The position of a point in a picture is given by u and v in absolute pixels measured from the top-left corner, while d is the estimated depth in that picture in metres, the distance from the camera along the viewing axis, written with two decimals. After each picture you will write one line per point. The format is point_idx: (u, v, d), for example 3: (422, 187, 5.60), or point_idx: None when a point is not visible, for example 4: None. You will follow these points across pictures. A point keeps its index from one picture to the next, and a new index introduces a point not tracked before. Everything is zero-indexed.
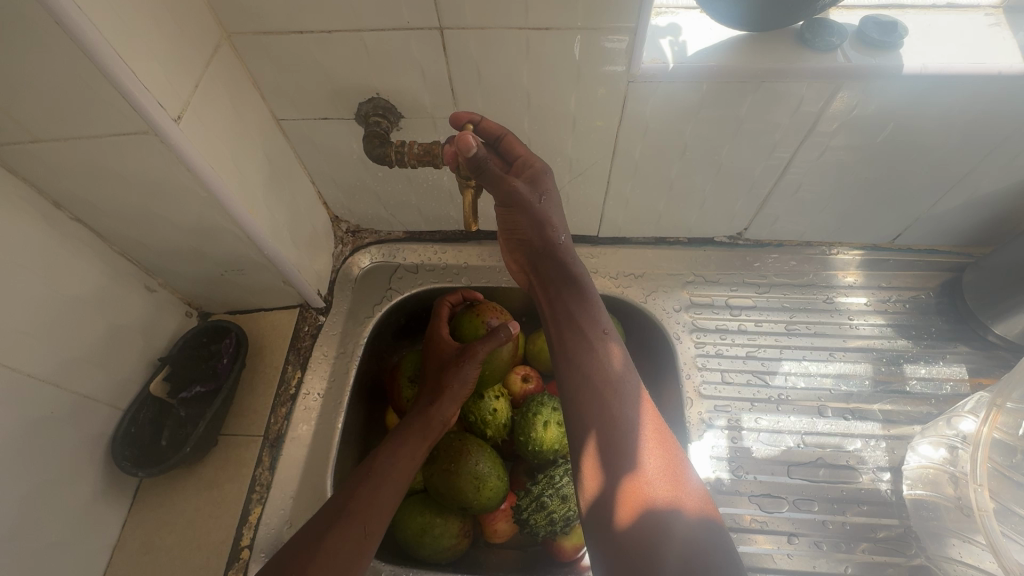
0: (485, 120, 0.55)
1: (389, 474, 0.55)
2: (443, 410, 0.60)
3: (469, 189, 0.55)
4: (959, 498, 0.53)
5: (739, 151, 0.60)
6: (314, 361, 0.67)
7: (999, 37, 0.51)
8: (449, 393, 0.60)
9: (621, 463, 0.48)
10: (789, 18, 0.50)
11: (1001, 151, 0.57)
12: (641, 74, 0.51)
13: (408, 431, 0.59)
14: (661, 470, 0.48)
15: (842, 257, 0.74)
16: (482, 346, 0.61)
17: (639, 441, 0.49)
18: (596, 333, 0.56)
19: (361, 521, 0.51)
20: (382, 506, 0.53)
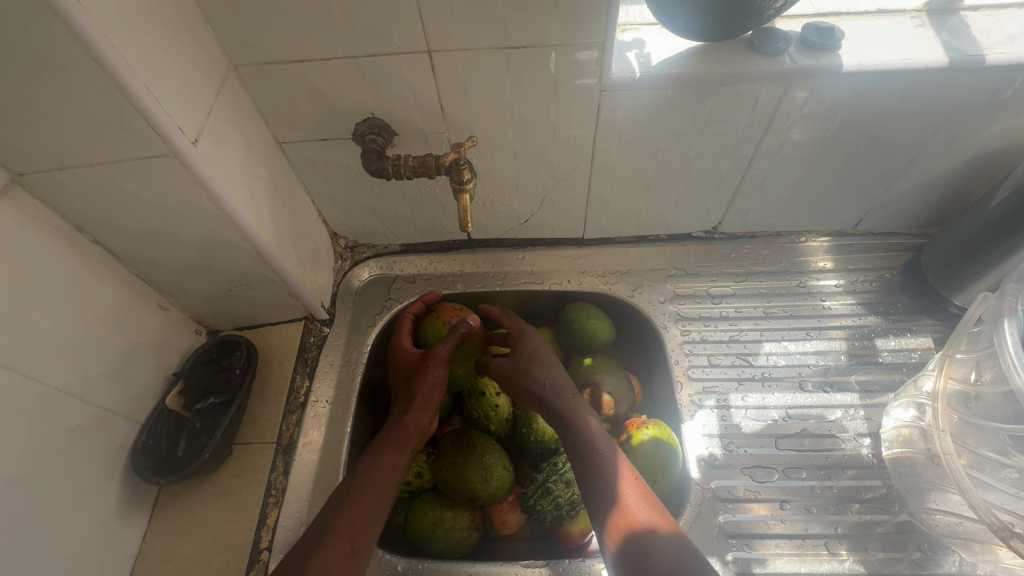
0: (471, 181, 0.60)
1: (369, 487, 0.55)
2: (419, 417, 0.62)
3: (463, 194, 0.58)
4: (930, 451, 0.56)
5: (706, 151, 0.66)
6: (321, 370, 0.70)
7: (925, 36, 0.58)
8: (421, 401, 0.62)
9: (610, 495, 0.52)
10: (738, 26, 0.56)
11: (940, 136, 0.63)
12: (611, 83, 0.56)
13: (385, 441, 0.60)
14: (643, 499, 0.52)
15: (812, 245, 0.80)
16: (442, 347, 0.63)
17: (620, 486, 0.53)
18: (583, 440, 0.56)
19: (347, 537, 0.52)
20: (369, 518, 0.54)
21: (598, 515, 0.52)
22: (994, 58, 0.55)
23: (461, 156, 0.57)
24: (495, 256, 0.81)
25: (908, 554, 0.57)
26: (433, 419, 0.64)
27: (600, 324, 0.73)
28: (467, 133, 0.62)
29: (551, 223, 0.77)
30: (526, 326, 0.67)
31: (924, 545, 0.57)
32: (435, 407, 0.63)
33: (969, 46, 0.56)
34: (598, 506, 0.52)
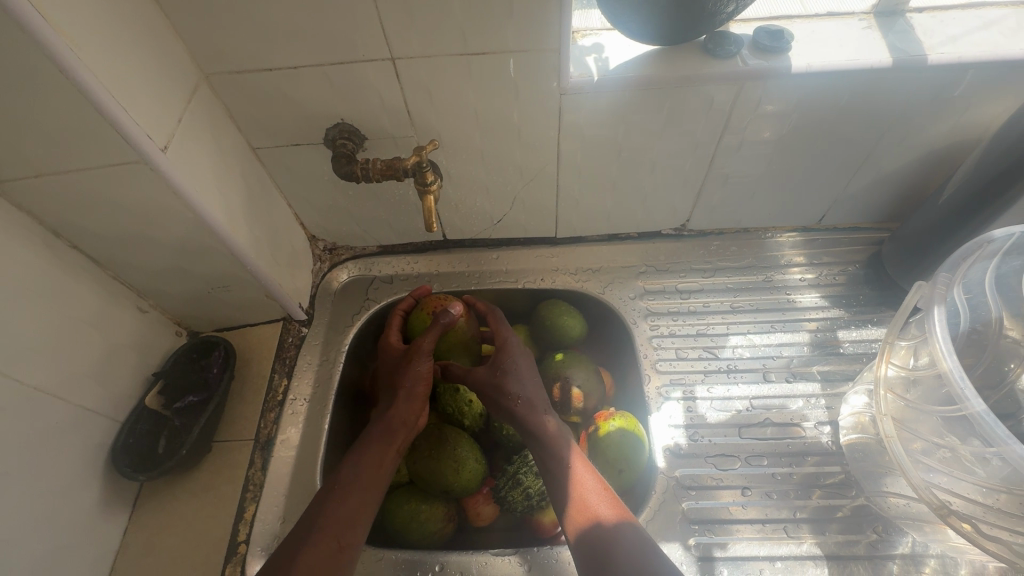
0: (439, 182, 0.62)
1: (354, 485, 0.56)
2: (406, 413, 0.62)
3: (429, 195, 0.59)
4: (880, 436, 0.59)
5: (668, 151, 0.68)
6: (300, 369, 0.72)
7: (871, 38, 0.60)
8: (407, 398, 0.62)
9: (578, 501, 0.56)
10: (690, 31, 0.58)
11: (892, 133, 0.66)
12: (570, 87, 0.59)
13: (370, 439, 0.61)
14: (608, 501, 0.56)
15: (778, 240, 0.82)
16: (425, 342, 0.65)
17: (581, 484, 0.57)
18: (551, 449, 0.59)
19: (333, 535, 0.53)
20: (354, 516, 0.55)
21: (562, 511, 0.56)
22: (936, 58, 0.57)
23: (423, 159, 0.59)
24: (471, 256, 0.83)
25: (865, 537, 0.59)
26: (422, 415, 0.64)
27: (571, 320, 0.75)
28: (435, 136, 0.64)
29: (523, 223, 0.79)
30: (508, 334, 0.69)
31: (879, 526, 0.60)
32: (424, 402, 0.64)
33: (913, 46, 0.59)
34: (566, 510, 0.56)
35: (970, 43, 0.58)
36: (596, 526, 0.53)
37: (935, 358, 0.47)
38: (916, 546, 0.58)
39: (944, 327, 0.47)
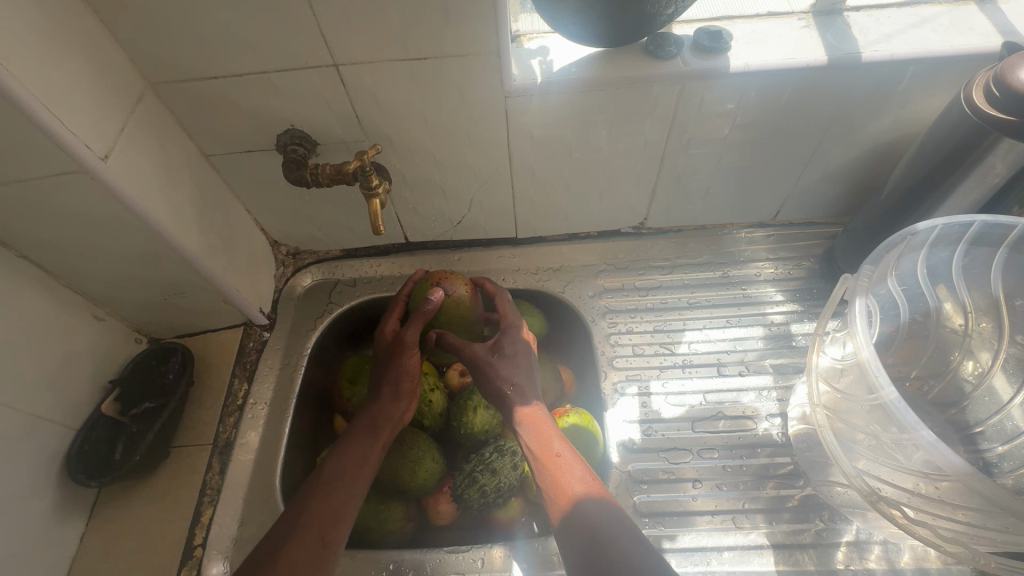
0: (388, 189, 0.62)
1: (339, 481, 0.56)
2: (395, 409, 0.62)
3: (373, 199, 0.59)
4: None
5: (619, 151, 0.69)
6: (261, 373, 0.73)
7: (809, 37, 0.61)
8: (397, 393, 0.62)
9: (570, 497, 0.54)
10: (629, 33, 0.59)
11: (834, 130, 0.67)
12: (514, 90, 0.60)
13: (358, 433, 0.60)
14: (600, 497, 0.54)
15: (735, 236, 0.83)
16: (409, 333, 0.64)
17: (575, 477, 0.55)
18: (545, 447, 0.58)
19: (317, 533, 0.52)
20: (339, 513, 0.54)
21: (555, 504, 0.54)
22: (870, 55, 0.59)
23: (365, 163, 0.59)
24: (434, 258, 0.84)
25: (811, 525, 0.60)
26: (409, 412, 0.63)
27: (531, 318, 0.76)
28: (385, 141, 0.65)
29: (483, 224, 0.80)
30: (514, 319, 0.69)
31: (825, 515, 0.61)
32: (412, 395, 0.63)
33: (848, 45, 0.60)
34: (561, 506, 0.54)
35: (903, 41, 0.60)
36: (588, 522, 0.51)
37: (854, 349, 0.49)
38: (860, 533, 0.60)
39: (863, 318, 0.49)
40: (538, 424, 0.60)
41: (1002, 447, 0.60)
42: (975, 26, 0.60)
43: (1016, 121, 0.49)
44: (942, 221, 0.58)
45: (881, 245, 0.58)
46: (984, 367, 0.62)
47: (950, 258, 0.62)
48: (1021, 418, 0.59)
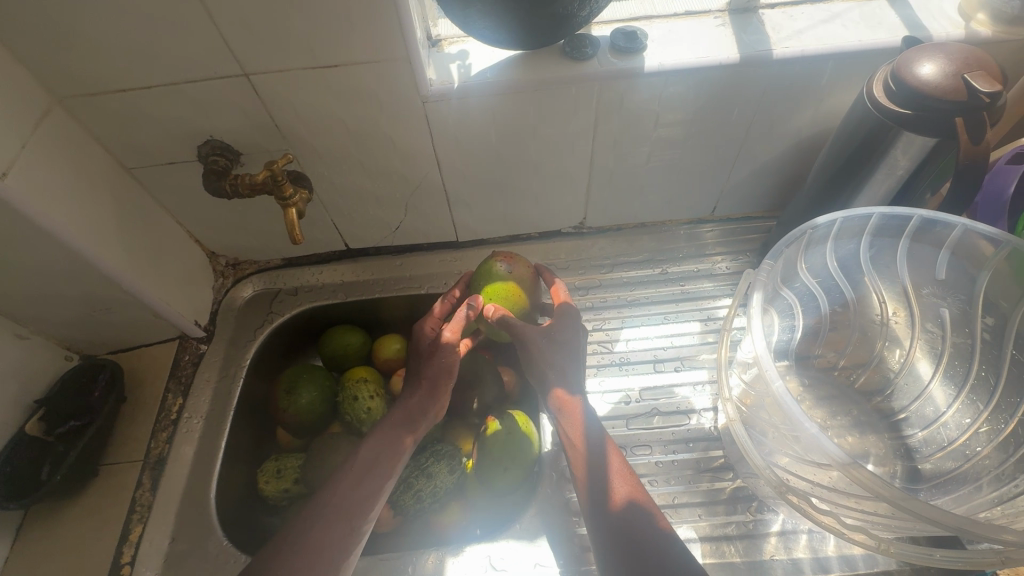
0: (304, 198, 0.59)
1: (372, 469, 0.60)
2: (427, 404, 0.65)
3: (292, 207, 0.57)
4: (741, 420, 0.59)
5: (547, 152, 0.70)
6: (197, 386, 0.72)
7: (723, 35, 0.62)
8: (429, 391, 0.65)
9: (609, 490, 0.57)
10: (544, 36, 0.59)
11: (757, 125, 0.68)
12: (431, 94, 0.60)
13: (393, 425, 0.63)
14: (633, 493, 0.57)
15: (674, 233, 0.84)
16: (448, 331, 0.66)
17: (614, 481, 0.57)
18: (589, 447, 0.60)
19: (347, 520, 0.57)
20: (369, 500, 0.59)
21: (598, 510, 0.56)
22: (780, 52, 0.60)
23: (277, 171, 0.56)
24: (376, 264, 0.84)
25: (739, 518, 0.61)
26: (443, 405, 0.66)
27: None
28: (309, 149, 0.65)
29: (422, 229, 0.80)
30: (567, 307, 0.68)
31: (753, 506, 0.62)
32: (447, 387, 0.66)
33: (761, 42, 0.61)
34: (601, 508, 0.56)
35: (814, 37, 0.61)
36: (621, 518, 0.55)
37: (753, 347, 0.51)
38: (787, 523, 0.60)
39: (761, 326, 0.52)
40: (580, 416, 0.62)
41: (922, 432, 0.61)
42: (884, 20, 0.62)
43: (912, 114, 0.50)
44: (840, 215, 0.60)
45: (781, 240, 0.60)
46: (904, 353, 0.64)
47: (856, 251, 0.64)
48: (939, 402, 0.61)
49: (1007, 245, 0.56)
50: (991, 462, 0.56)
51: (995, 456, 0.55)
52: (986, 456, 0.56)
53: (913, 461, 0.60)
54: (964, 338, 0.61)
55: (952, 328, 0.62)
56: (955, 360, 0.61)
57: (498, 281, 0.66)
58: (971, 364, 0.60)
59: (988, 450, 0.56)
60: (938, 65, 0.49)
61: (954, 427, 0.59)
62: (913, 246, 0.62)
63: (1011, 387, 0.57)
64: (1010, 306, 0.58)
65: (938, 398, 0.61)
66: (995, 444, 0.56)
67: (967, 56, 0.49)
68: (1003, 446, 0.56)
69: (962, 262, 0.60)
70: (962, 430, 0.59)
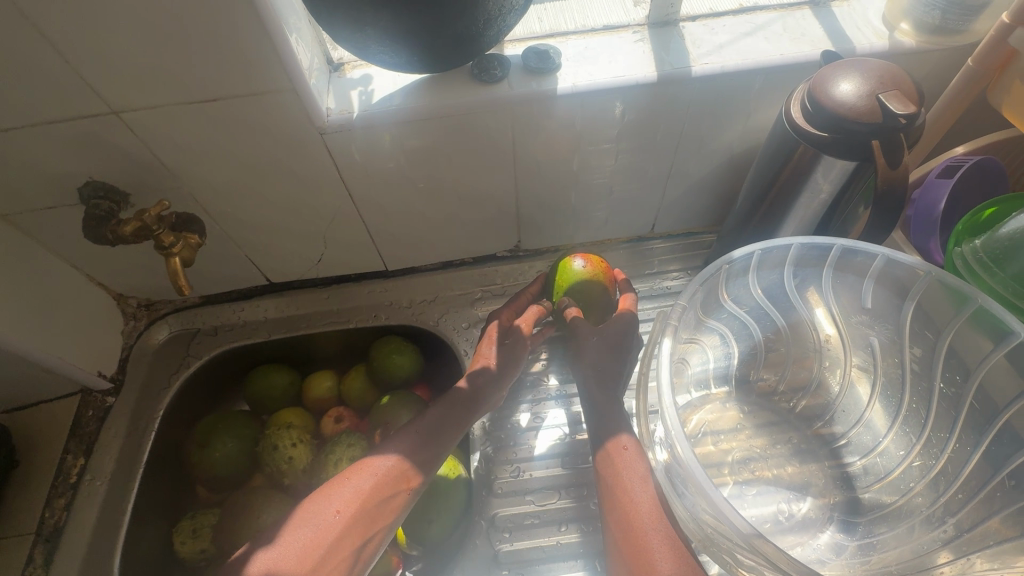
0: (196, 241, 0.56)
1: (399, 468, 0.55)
2: (471, 407, 0.61)
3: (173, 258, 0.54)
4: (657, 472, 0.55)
5: (467, 179, 0.66)
6: (103, 443, 0.67)
7: (641, 51, 0.59)
8: (470, 396, 0.61)
9: (625, 499, 0.52)
10: (449, 59, 0.55)
11: (685, 143, 0.65)
12: (328, 126, 0.55)
13: (447, 410, 0.60)
14: (657, 516, 0.50)
15: (613, 253, 0.80)
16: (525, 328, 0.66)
17: (637, 493, 0.52)
18: (619, 448, 0.56)
19: (344, 531, 0.51)
20: (379, 508, 0.53)
21: (616, 523, 0.51)
22: (699, 69, 0.57)
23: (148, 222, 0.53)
24: (303, 299, 0.79)
25: None
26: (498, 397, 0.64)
27: (400, 357, 0.72)
28: (205, 186, 0.60)
29: (346, 260, 0.75)
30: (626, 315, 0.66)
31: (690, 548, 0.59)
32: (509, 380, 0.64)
33: (679, 58, 0.58)
34: (619, 521, 0.51)
35: (735, 51, 0.58)
36: (639, 542, 0.49)
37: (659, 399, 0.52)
38: None
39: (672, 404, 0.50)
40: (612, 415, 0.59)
41: (862, 459, 0.59)
42: (808, 31, 0.59)
43: (830, 138, 0.47)
44: (759, 247, 0.58)
45: (703, 272, 0.58)
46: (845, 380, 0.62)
47: (781, 280, 0.61)
48: (877, 429, 0.59)
49: (927, 271, 0.54)
50: (922, 500, 0.54)
51: (927, 495, 0.54)
52: (918, 493, 0.55)
53: (852, 492, 0.57)
54: (896, 365, 0.59)
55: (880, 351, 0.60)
56: (887, 387, 0.60)
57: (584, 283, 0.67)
58: (903, 393, 0.59)
59: (922, 485, 0.55)
60: (854, 85, 0.47)
61: (894, 456, 0.57)
62: (839, 276, 0.60)
63: (941, 420, 0.56)
64: (943, 324, 0.55)
65: (877, 423, 0.59)
66: (927, 481, 0.55)
67: (884, 75, 0.47)
68: (935, 483, 0.54)
69: (886, 286, 0.58)
70: (901, 459, 0.57)
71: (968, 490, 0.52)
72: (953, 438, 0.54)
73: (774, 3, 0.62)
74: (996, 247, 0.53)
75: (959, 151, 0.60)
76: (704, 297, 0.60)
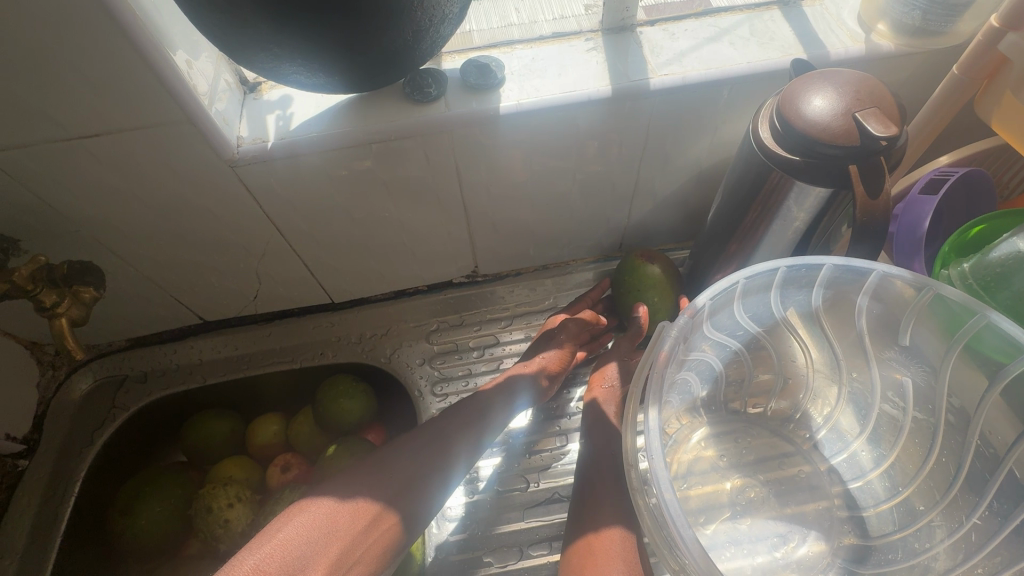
0: (89, 291, 0.52)
1: (407, 484, 0.51)
2: (439, 476, 0.53)
3: (60, 318, 0.50)
4: (645, 504, 0.46)
5: (410, 205, 0.59)
6: (15, 513, 0.60)
7: (595, 61, 0.53)
8: (437, 446, 0.54)
9: (592, 504, 0.53)
10: (377, 80, 0.49)
11: (650, 159, 0.59)
12: (240, 157, 0.49)
13: (438, 428, 0.55)
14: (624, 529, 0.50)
15: (580, 273, 0.74)
16: (572, 330, 0.65)
17: (612, 498, 0.53)
18: (608, 458, 0.56)
19: (355, 523, 0.46)
20: (384, 520, 0.48)
21: (579, 523, 0.52)
22: (659, 81, 0.51)
23: (21, 281, 0.48)
24: (242, 337, 0.72)
25: None
26: (542, 398, 0.63)
27: (348, 401, 0.66)
28: (105, 226, 0.53)
29: (285, 294, 0.68)
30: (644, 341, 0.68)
31: None
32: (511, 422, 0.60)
33: (637, 69, 0.52)
34: (584, 518, 0.52)
35: (697, 60, 0.52)
36: (593, 540, 0.50)
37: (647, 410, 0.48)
38: None
39: (658, 420, 0.46)
40: (603, 439, 0.58)
41: (872, 512, 0.53)
42: (777, 35, 0.53)
43: (802, 161, 0.42)
44: (746, 272, 0.51)
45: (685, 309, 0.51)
46: (845, 430, 0.56)
47: (770, 306, 0.55)
48: (897, 480, 0.53)
49: (978, 313, 0.46)
50: (940, 562, 0.48)
51: (944, 559, 0.48)
52: (937, 555, 0.49)
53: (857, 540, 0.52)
54: (926, 415, 0.52)
55: (883, 397, 0.55)
56: (914, 438, 0.53)
57: (656, 287, 0.63)
58: (932, 445, 0.52)
59: (941, 547, 0.49)
60: (828, 100, 0.41)
61: (892, 520, 0.52)
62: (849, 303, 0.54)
63: (971, 482, 0.49)
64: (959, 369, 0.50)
65: (878, 485, 0.54)
66: (947, 544, 0.49)
67: (861, 88, 0.42)
68: (954, 548, 0.48)
69: (895, 316, 0.52)
70: (899, 526, 0.51)
71: (990, 565, 0.45)
72: (983, 503, 0.47)
73: (740, 5, 0.56)
74: (988, 274, 0.49)
75: (944, 161, 0.55)
76: (688, 331, 0.52)
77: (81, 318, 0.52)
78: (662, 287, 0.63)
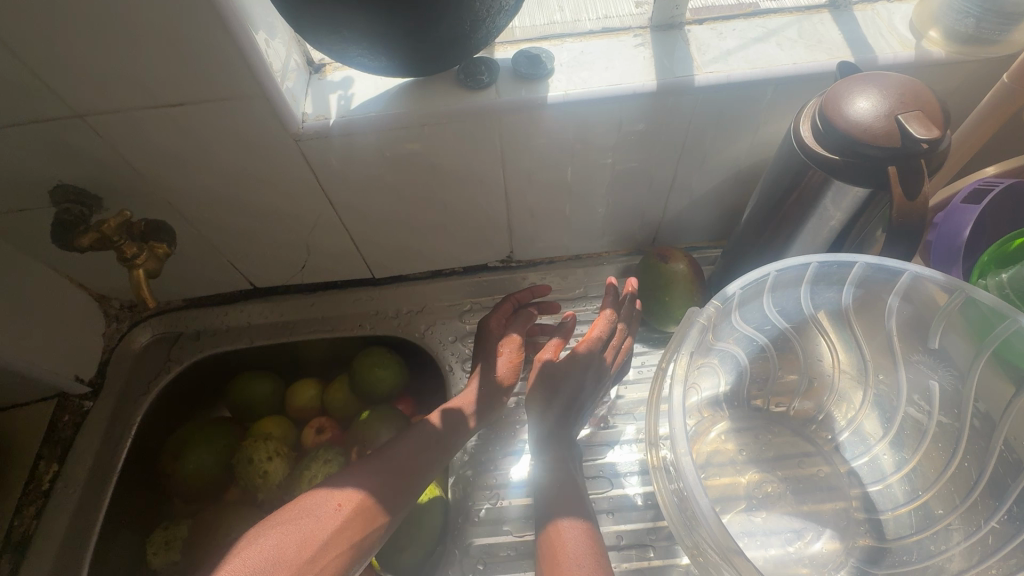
0: (163, 248, 0.57)
1: (407, 455, 0.56)
2: None
3: (137, 270, 0.56)
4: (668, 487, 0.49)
5: (454, 188, 0.62)
6: (79, 449, 0.66)
7: (642, 57, 0.55)
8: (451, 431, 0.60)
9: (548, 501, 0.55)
10: (434, 65, 0.52)
11: (690, 155, 0.60)
12: (304, 132, 0.52)
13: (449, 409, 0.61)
14: (581, 524, 0.52)
15: (611, 265, 0.76)
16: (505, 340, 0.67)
17: (565, 491, 0.55)
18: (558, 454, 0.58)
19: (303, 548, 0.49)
20: (341, 534, 0.50)
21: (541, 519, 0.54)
22: (703, 78, 0.52)
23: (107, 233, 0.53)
24: (287, 304, 0.76)
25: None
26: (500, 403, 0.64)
27: (381, 369, 0.69)
28: (177, 190, 0.58)
29: (331, 266, 0.72)
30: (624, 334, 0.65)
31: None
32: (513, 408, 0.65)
33: (682, 66, 0.53)
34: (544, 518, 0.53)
35: (743, 59, 0.53)
36: (554, 537, 0.51)
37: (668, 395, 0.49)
38: None
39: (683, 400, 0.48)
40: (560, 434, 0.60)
41: (890, 514, 0.53)
42: (825, 38, 0.54)
43: (842, 161, 0.43)
44: (778, 267, 0.52)
45: (715, 298, 0.52)
46: (868, 433, 0.57)
47: (799, 304, 0.56)
48: (916, 484, 0.53)
49: (1010, 317, 0.47)
50: (954, 564, 0.49)
51: (960, 561, 0.48)
52: (953, 557, 0.49)
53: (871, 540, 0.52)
54: (952, 419, 0.52)
55: (908, 400, 0.55)
56: (937, 442, 0.53)
57: (681, 284, 0.65)
58: (956, 449, 0.52)
59: (957, 549, 0.49)
60: (872, 102, 0.42)
61: (909, 523, 0.52)
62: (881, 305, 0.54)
63: (992, 487, 0.49)
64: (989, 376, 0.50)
65: (898, 488, 0.54)
66: (964, 547, 0.49)
67: (906, 91, 0.42)
68: (970, 550, 0.48)
69: (926, 317, 0.52)
70: (916, 529, 0.52)
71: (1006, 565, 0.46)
72: (1002, 509, 0.48)
73: (789, 7, 0.57)
74: None
75: (989, 172, 0.55)
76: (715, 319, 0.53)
77: (153, 272, 0.57)
78: (689, 283, 0.65)
